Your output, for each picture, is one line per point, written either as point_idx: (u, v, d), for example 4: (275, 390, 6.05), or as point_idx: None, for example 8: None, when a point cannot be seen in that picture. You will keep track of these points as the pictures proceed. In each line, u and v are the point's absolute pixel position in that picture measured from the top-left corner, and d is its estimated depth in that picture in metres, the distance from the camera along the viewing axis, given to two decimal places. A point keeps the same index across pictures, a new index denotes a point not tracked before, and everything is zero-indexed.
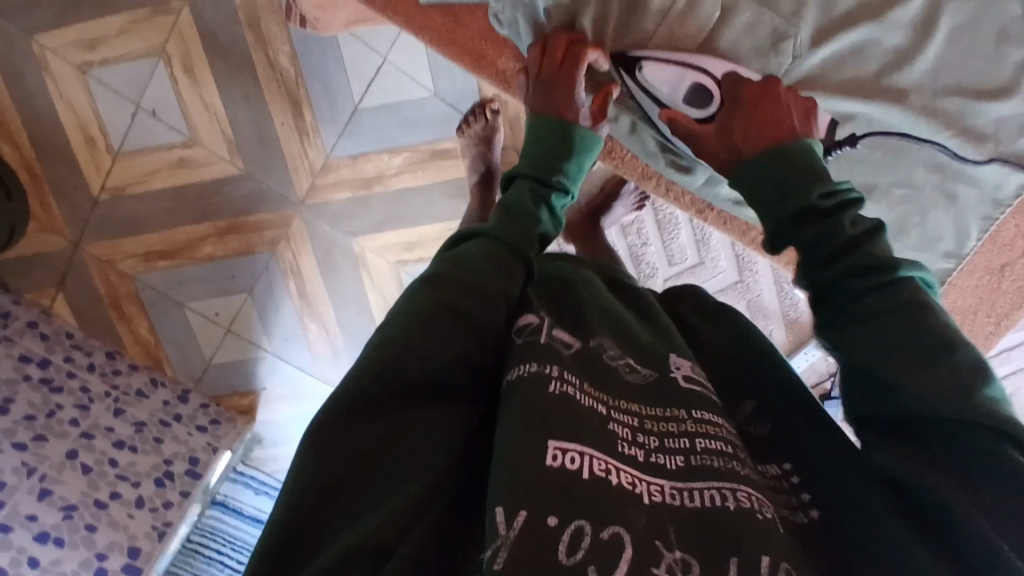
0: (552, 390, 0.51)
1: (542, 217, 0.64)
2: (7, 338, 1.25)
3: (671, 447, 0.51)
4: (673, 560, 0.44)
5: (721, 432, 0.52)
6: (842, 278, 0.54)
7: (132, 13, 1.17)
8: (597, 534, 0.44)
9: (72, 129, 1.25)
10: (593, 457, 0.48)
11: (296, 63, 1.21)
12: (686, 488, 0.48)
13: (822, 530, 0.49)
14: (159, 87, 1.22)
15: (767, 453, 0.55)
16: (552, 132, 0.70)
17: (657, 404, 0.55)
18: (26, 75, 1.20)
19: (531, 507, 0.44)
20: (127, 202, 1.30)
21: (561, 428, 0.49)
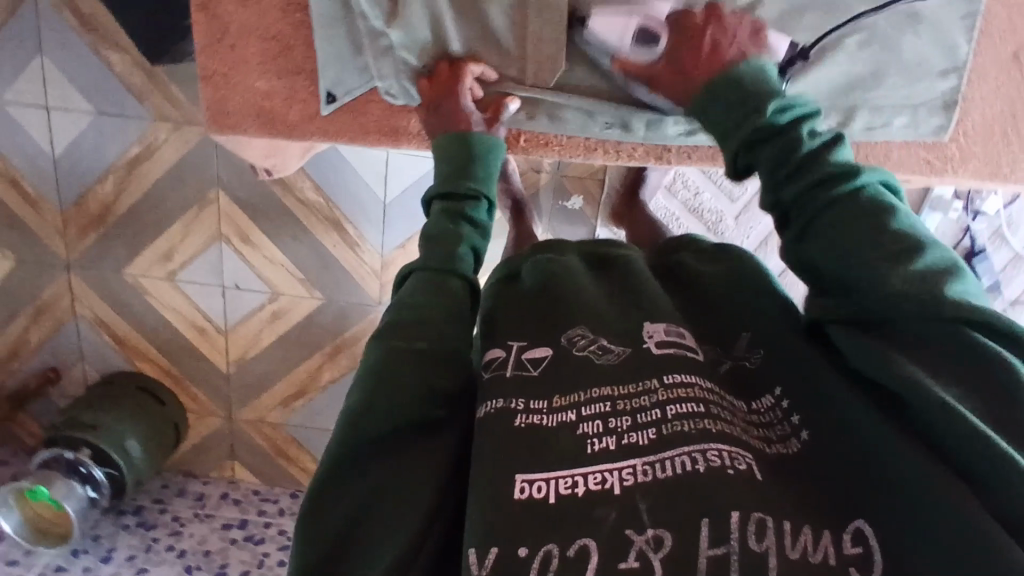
0: (518, 424, 0.57)
1: (465, 233, 0.66)
2: (209, 516, 1.48)
3: (642, 424, 0.54)
4: (645, 541, 0.46)
5: (692, 394, 0.55)
6: (806, 189, 0.57)
7: (184, 216, 1.37)
8: (564, 553, 0.47)
9: (185, 328, 1.46)
10: (559, 479, 0.51)
11: (320, 191, 1.35)
12: (658, 461, 0.50)
13: (813, 458, 0.51)
14: (230, 263, 1.40)
15: (757, 388, 0.59)
16: (448, 145, 0.70)
17: (630, 383, 0.58)
18: (133, 303, 1.44)
19: (501, 542, 0.48)
20: (249, 365, 1.49)
21: (527, 461, 0.53)
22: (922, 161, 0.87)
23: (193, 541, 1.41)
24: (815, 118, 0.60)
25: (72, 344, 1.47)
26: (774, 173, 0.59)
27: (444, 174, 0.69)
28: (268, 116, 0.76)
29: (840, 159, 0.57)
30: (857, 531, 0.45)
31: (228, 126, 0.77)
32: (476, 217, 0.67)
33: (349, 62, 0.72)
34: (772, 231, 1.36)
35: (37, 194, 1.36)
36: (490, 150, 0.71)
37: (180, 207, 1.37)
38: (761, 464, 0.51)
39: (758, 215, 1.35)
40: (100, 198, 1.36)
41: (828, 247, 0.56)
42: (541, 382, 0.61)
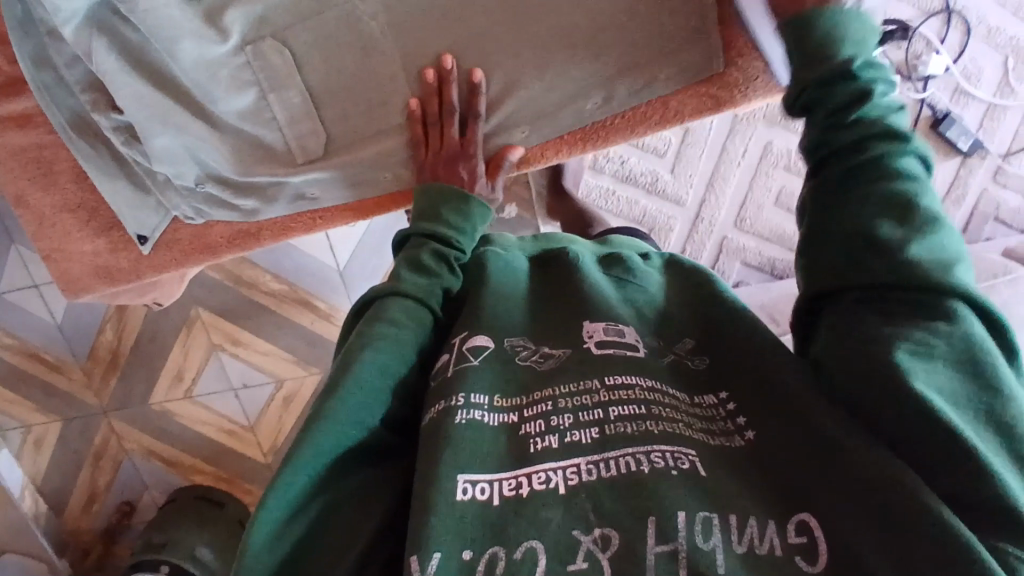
0: (459, 419, 0.55)
1: (439, 278, 0.69)
2: None
3: (585, 423, 0.54)
4: (593, 541, 0.46)
5: (635, 395, 0.56)
6: (843, 169, 0.59)
7: (179, 339, 1.49)
8: (510, 556, 0.46)
9: (219, 434, 1.58)
10: (502, 481, 0.51)
11: (281, 279, 1.44)
12: (602, 460, 0.51)
13: (759, 449, 0.53)
14: (233, 368, 1.51)
15: (704, 385, 0.60)
16: (442, 195, 0.76)
17: (570, 380, 0.59)
18: (168, 426, 1.57)
19: (444, 547, 0.47)
20: (284, 449, 1.59)
21: (465, 462, 0.52)
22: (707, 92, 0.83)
23: None
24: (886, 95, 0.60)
25: (133, 478, 1.61)
26: (835, 126, 0.60)
27: (423, 217, 0.75)
28: (107, 269, 0.94)
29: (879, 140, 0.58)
30: (802, 522, 0.47)
31: (80, 285, 0.95)
32: (454, 259, 0.71)
33: (144, 204, 0.86)
34: (713, 171, 1.32)
35: (57, 360, 1.50)
36: (476, 207, 0.76)
37: (173, 332, 1.49)
38: (700, 460, 0.51)
39: (693, 161, 1.31)
40: (107, 346, 1.50)
41: (828, 251, 0.58)
42: (476, 369, 0.60)
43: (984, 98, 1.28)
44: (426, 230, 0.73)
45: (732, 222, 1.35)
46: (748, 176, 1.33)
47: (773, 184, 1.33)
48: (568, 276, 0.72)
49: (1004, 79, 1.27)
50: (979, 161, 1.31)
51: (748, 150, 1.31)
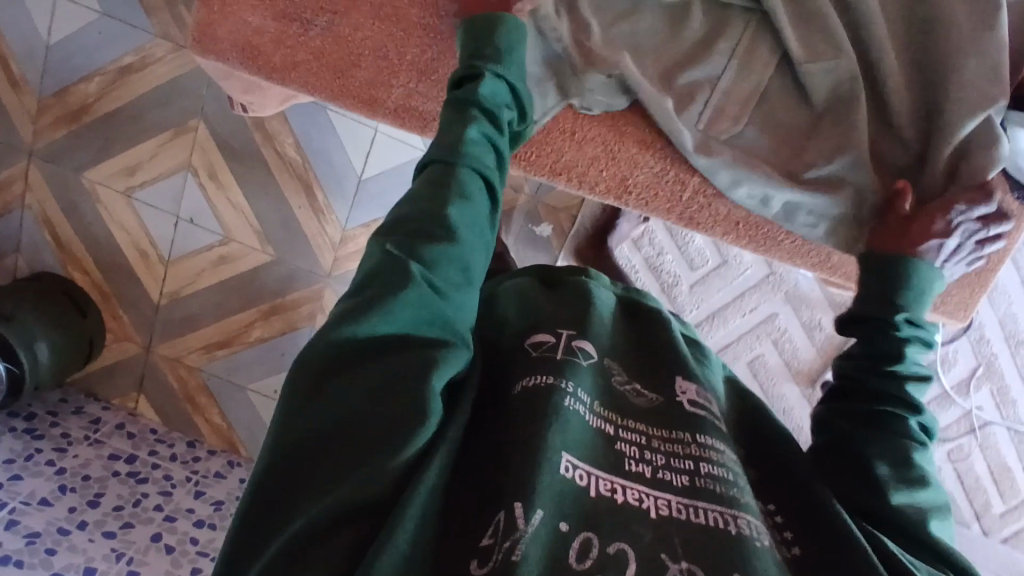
0: (566, 403, 0.56)
1: (474, 116, 0.60)
2: (98, 441, 1.42)
3: (677, 466, 0.55)
4: (680, 570, 0.47)
5: (720, 459, 0.57)
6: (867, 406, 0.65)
7: (158, 137, 1.35)
8: (602, 547, 0.47)
9: (129, 248, 1.43)
10: (599, 478, 0.52)
11: (301, 150, 1.34)
12: (691, 505, 0.52)
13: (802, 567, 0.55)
14: (190, 198, 1.38)
15: (765, 491, 0.61)
16: (475, 32, 0.66)
17: (664, 426, 0.60)
18: (82, 208, 1.40)
19: (547, 509, 0.48)
20: (183, 301, 1.46)
21: (573, 447, 0.53)
22: (852, 268, 0.90)
23: (74, 462, 1.35)
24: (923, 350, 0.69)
25: (12, 233, 1.42)
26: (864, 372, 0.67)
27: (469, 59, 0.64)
28: (252, 53, 0.74)
29: (912, 394, 0.65)
30: None
31: (210, 50, 0.74)
32: (490, 100, 0.62)
33: None
34: (721, 308, 1.39)
35: (21, 76, 1.33)
36: (505, 25, 0.66)
37: (158, 127, 1.35)
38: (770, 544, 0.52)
39: (712, 289, 1.38)
40: (81, 96, 1.34)
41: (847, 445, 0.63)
42: (577, 365, 0.61)
43: (942, 386, 1.42)
44: (467, 71, 0.64)
45: None
46: (744, 329, 1.40)
47: (756, 348, 1.40)
48: (655, 330, 0.72)
49: (967, 380, 1.41)
50: None
51: (756, 309, 1.39)
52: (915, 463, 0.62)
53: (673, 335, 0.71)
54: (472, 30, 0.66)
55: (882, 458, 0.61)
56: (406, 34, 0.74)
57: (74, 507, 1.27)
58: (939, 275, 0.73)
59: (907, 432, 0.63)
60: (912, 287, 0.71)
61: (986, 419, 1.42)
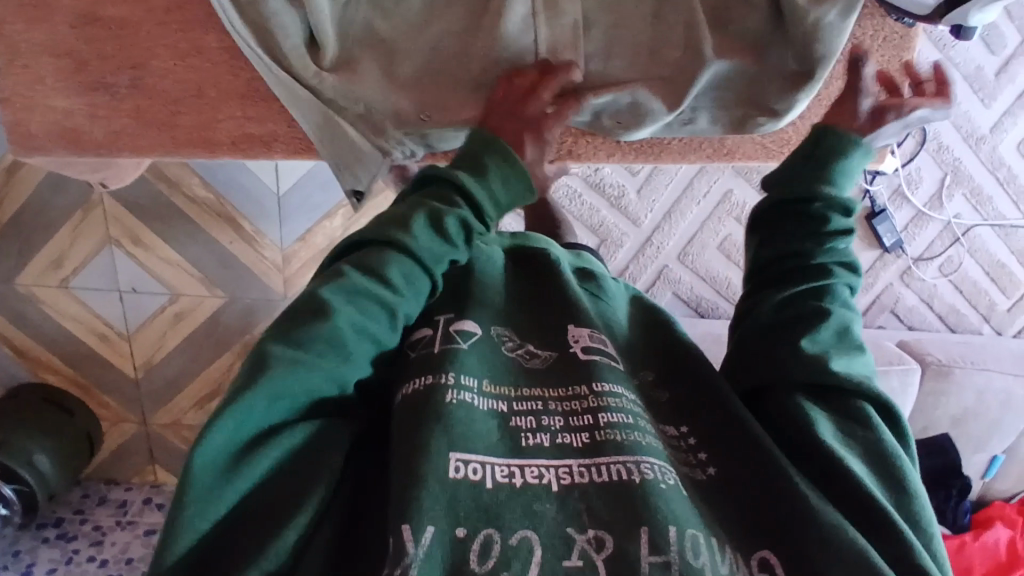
0: (449, 398, 0.51)
1: (424, 238, 0.54)
2: (131, 522, 1.46)
3: (575, 427, 0.53)
4: (587, 540, 0.44)
5: (621, 404, 0.54)
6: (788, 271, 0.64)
7: (70, 221, 1.32)
8: (506, 540, 0.43)
9: (86, 335, 1.41)
10: (495, 466, 0.48)
11: (209, 187, 1.30)
12: (594, 463, 0.49)
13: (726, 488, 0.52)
14: (125, 269, 1.36)
15: (682, 413, 0.59)
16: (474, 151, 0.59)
17: (556, 386, 0.57)
18: (27, 314, 1.39)
19: (437, 524, 0.43)
20: (158, 368, 1.45)
21: (460, 439, 0.49)
22: (758, 146, 0.78)
23: (114, 550, 1.41)
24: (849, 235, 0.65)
25: None
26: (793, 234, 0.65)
27: (463, 164, 0.59)
28: (74, 137, 0.75)
29: (843, 251, 0.65)
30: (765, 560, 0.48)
31: (35, 147, 0.75)
32: (452, 229, 0.55)
33: None
34: (675, 202, 1.36)
35: None
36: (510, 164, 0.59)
37: (65, 213, 1.31)
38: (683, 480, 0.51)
39: (660, 187, 1.35)
40: None
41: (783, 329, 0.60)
42: (461, 349, 0.56)
43: (916, 207, 1.38)
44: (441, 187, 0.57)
45: (677, 253, 1.41)
46: (704, 215, 1.38)
47: (722, 231, 1.39)
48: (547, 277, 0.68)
49: (939, 193, 1.38)
50: (894, 258, 1.43)
51: (709, 192, 1.36)
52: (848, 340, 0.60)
53: (565, 281, 0.67)
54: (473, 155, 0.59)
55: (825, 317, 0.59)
56: (212, 67, 0.72)
57: None
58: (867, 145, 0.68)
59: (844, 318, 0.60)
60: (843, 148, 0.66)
61: (968, 224, 1.40)
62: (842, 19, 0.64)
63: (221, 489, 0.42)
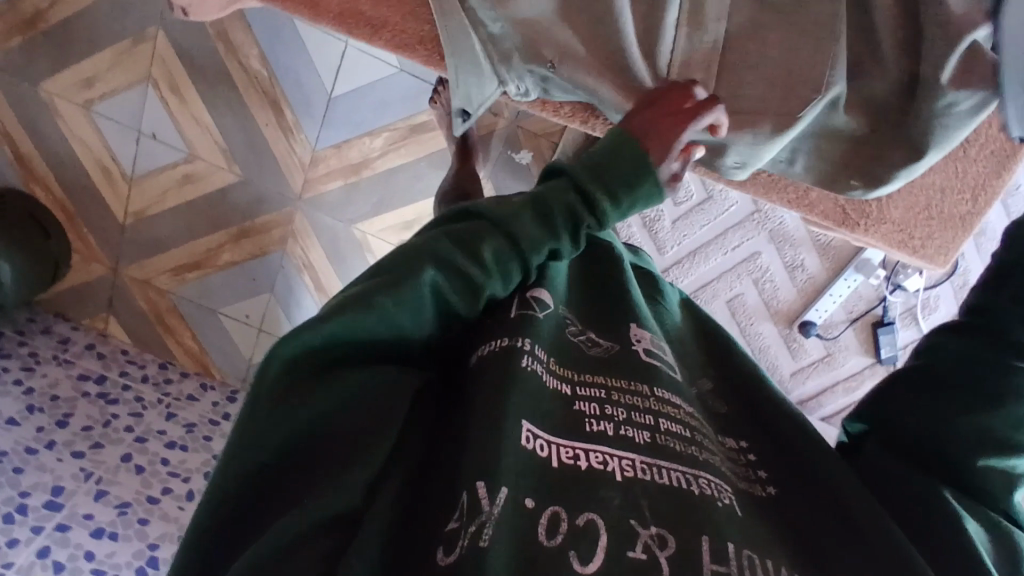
0: (526, 366, 0.48)
1: (548, 236, 0.51)
2: (68, 361, 1.41)
3: (638, 422, 0.49)
4: (650, 536, 0.41)
5: (679, 416, 0.52)
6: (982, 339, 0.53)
7: (116, 46, 1.27)
8: (571, 520, 0.41)
9: (90, 165, 1.37)
10: (560, 446, 0.45)
11: (266, 63, 1.26)
12: (654, 465, 0.46)
13: (774, 505, 0.51)
14: (153, 113, 1.31)
15: (725, 427, 0.57)
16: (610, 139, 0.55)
17: (622, 376, 0.54)
18: (40, 122, 1.34)
19: (511, 487, 0.41)
20: (149, 223, 1.41)
21: (530, 408, 0.46)
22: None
23: (42, 381, 1.34)
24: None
25: None
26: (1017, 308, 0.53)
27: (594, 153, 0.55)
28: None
29: None
30: None
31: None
32: (580, 230, 0.53)
33: None
34: (705, 243, 1.36)
35: None
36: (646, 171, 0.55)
37: (115, 36, 1.27)
38: (737, 497, 0.48)
39: (695, 225, 1.34)
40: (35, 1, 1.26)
41: (927, 394, 0.52)
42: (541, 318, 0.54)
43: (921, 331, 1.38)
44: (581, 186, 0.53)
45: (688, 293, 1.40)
46: (727, 266, 1.38)
47: (736, 287, 1.40)
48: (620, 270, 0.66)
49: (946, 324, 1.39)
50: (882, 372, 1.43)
51: (740, 247, 1.36)
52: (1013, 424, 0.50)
53: (629, 280, 0.65)
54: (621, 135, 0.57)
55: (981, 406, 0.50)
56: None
57: (42, 428, 1.27)
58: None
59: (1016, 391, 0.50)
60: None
61: None
62: (967, 115, 0.69)
63: (284, 415, 0.41)
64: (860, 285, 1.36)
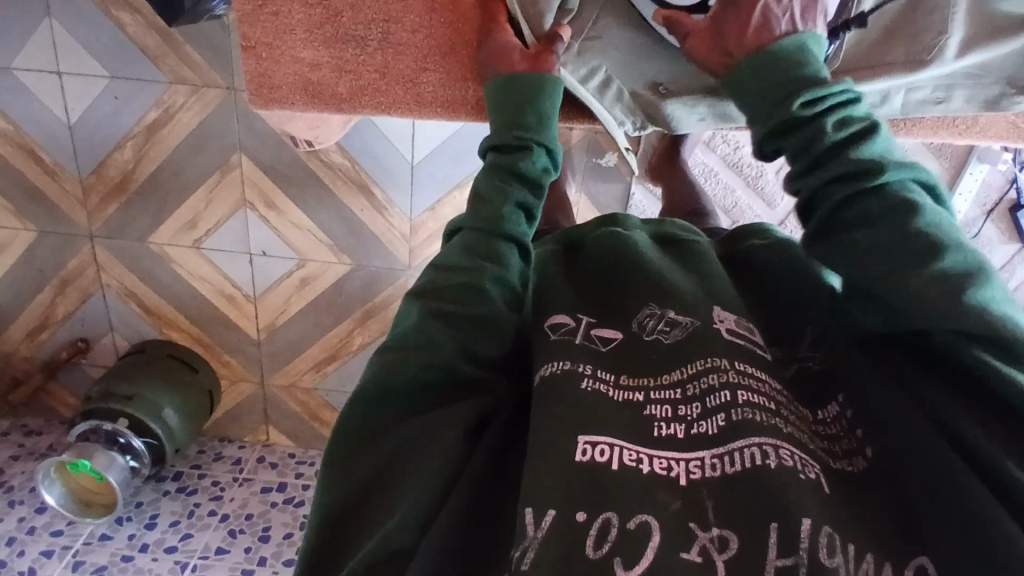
0: (585, 389, 0.45)
1: (511, 188, 0.54)
2: (248, 480, 1.49)
3: (712, 407, 0.43)
4: (709, 539, 0.38)
5: (762, 388, 0.44)
6: (831, 182, 0.48)
7: (206, 182, 1.34)
8: (623, 525, 0.38)
9: (215, 296, 1.44)
10: (623, 447, 0.42)
11: (346, 154, 1.31)
12: (726, 453, 0.40)
13: (889, 481, 0.41)
14: (257, 231, 1.38)
15: (822, 392, 0.48)
16: (511, 96, 0.58)
17: (697, 354, 0.46)
18: (157, 271, 1.41)
19: (557, 503, 0.39)
20: (280, 331, 1.47)
21: (588, 419, 0.43)
22: (1008, 125, 0.74)
23: (234, 505, 1.44)
24: (850, 107, 0.51)
25: (100, 315, 1.45)
26: (802, 153, 0.50)
27: (507, 116, 0.58)
28: (316, 91, 0.66)
29: (863, 152, 0.48)
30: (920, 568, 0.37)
31: (274, 99, 0.66)
32: (531, 171, 0.55)
33: None
34: None
35: (56, 165, 1.32)
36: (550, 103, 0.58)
37: (203, 174, 1.33)
38: (828, 477, 0.41)
39: None
40: (119, 166, 1.32)
41: (833, 242, 0.48)
42: (575, 345, 0.49)
43: None
44: (503, 138, 0.57)
45: None
46: None
47: None
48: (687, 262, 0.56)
49: None
50: None
51: None
52: (914, 232, 0.44)
53: (715, 266, 0.55)
54: (510, 85, 0.59)
55: (863, 245, 0.45)
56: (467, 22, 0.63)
57: (250, 547, 1.36)
58: (808, 37, 0.54)
59: (889, 203, 0.45)
60: (783, 55, 0.53)
61: None
62: None
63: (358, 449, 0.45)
64: (986, 177, 1.30)
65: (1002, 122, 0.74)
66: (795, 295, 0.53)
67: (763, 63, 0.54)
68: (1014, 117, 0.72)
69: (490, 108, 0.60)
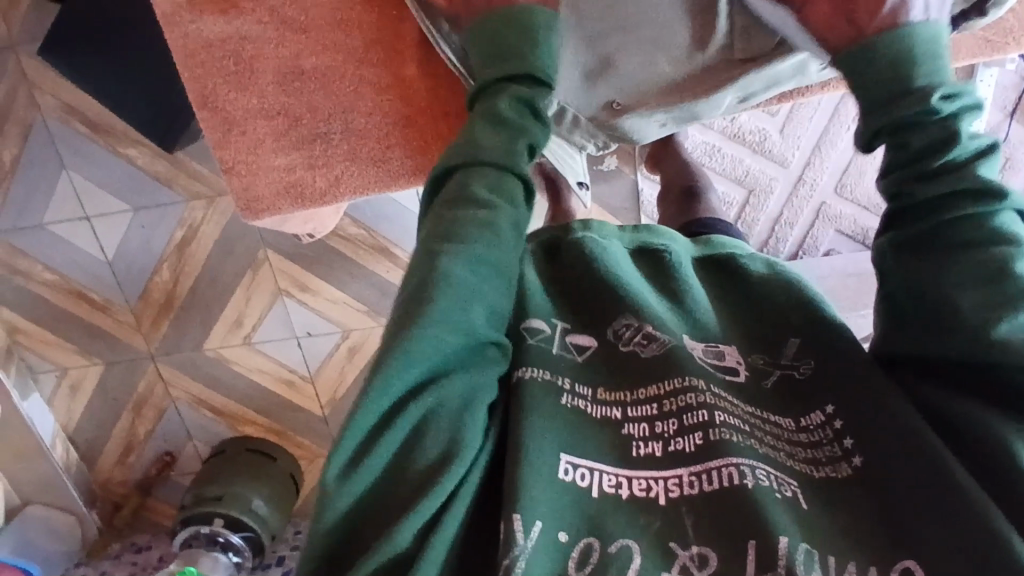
0: (566, 404, 0.51)
1: (529, 125, 0.56)
2: None
3: (689, 426, 0.50)
4: (690, 558, 0.45)
5: (734, 410, 0.52)
6: (920, 158, 0.53)
7: (242, 282, 1.41)
8: (605, 549, 0.44)
9: (277, 385, 1.51)
10: (602, 473, 0.48)
11: (361, 224, 1.36)
12: (704, 471, 0.48)
13: (873, 485, 0.48)
14: (298, 315, 1.44)
15: (807, 401, 0.54)
16: (499, 31, 0.59)
17: (674, 376, 0.53)
18: (217, 374, 1.49)
19: (547, 518, 0.45)
20: (343, 403, 1.52)
21: (575, 443, 0.49)
22: (979, 42, 0.75)
23: None
24: (974, 114, 0.54)
25: (177, 427, 1.53)
26: (901, 126, 0.54)
27: (497, 55, 0.59)
28: (297, 191, 0.72)
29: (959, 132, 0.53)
30: (906, 570, 0.44)
31: (263, 209, 0.72)
32: (541, 108, 0.57)
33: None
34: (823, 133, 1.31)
35: (106, 301, 1.41)
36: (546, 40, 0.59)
37: (237, 275, 1.40)
38: (805, 488, 0.49)
39: (804, 121, 1.31)
40: (161, 287, 1.41)
41: (923, 256, 0.52)
42: (556, 357, 0.55)
43: None
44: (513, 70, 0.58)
45: (833, 188, 1.35)
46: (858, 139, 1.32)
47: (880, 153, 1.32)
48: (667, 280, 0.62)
49: None
50: None
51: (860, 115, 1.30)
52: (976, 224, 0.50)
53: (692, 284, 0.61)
54: (502, 24, 0.59)
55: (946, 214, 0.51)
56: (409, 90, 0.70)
57: None
58: (937, 27, 0.57)
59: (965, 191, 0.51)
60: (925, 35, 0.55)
61: None
62: None
63: (374, 417, 0.44)
64: (1000, 82, 1.25)
65: (971, 41, 0.76)
66: (782, 307, 0.59)
67: (893, 39, 0.55)
68: (981, 33, 0.75)
69: (477, 47, 0.60)
